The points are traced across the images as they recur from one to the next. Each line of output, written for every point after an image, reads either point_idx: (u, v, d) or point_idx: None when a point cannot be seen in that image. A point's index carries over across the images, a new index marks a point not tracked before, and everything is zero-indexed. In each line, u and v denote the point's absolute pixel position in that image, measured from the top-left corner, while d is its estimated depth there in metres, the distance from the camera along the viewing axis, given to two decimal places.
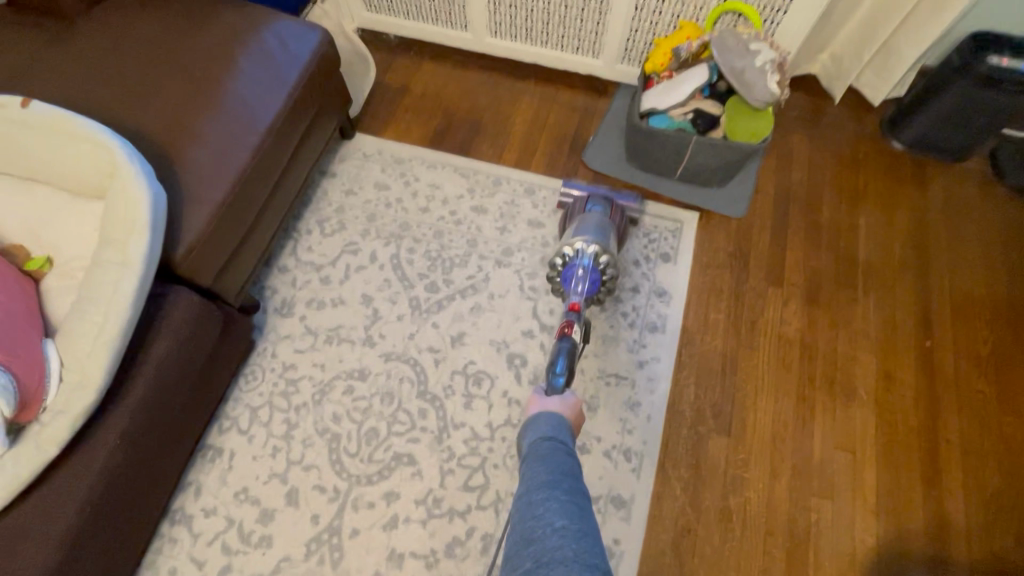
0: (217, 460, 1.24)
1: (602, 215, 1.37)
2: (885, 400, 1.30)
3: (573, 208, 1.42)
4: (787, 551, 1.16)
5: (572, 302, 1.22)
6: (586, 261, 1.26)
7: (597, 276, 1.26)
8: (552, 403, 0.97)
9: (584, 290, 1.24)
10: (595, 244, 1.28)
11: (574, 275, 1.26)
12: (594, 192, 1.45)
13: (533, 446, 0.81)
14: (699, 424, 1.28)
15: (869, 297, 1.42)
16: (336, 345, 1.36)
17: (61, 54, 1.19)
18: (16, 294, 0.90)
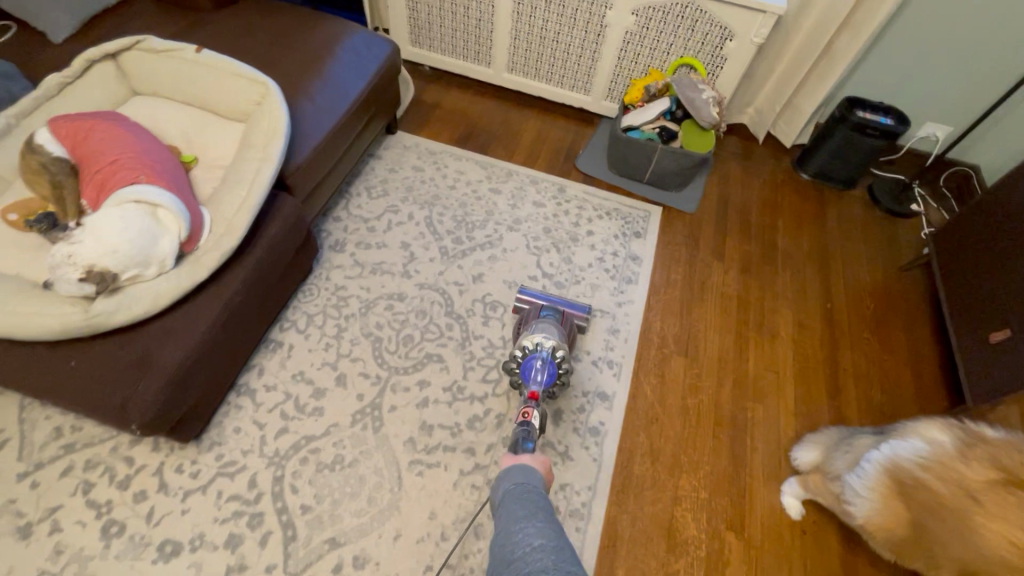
0: (278, 349, 1.50)
1: (554, 321, 1.48)
2: (799, 340, 1.73)
3: (528, 314, 1.53)
4: (730, 436, 1.51)
5: (531, 390, 1.25)
6: (545, 353, 1.33)
7: (554, 367, 1.31)
8: (524, 459, 0.97)
9: (543, 380, 1.29)
10: (552, 339, 1.37)
11: (533, 367, 1.31)
12: (546, 302, 1.58)
13: (505, 492, 0.84)
14: (664, 347, 1.66)
15: (785, 273, 1.89)
16: (379, 275, 1.69)
17: (202, 33, 1.59)
18: (178, 169, 1.21)
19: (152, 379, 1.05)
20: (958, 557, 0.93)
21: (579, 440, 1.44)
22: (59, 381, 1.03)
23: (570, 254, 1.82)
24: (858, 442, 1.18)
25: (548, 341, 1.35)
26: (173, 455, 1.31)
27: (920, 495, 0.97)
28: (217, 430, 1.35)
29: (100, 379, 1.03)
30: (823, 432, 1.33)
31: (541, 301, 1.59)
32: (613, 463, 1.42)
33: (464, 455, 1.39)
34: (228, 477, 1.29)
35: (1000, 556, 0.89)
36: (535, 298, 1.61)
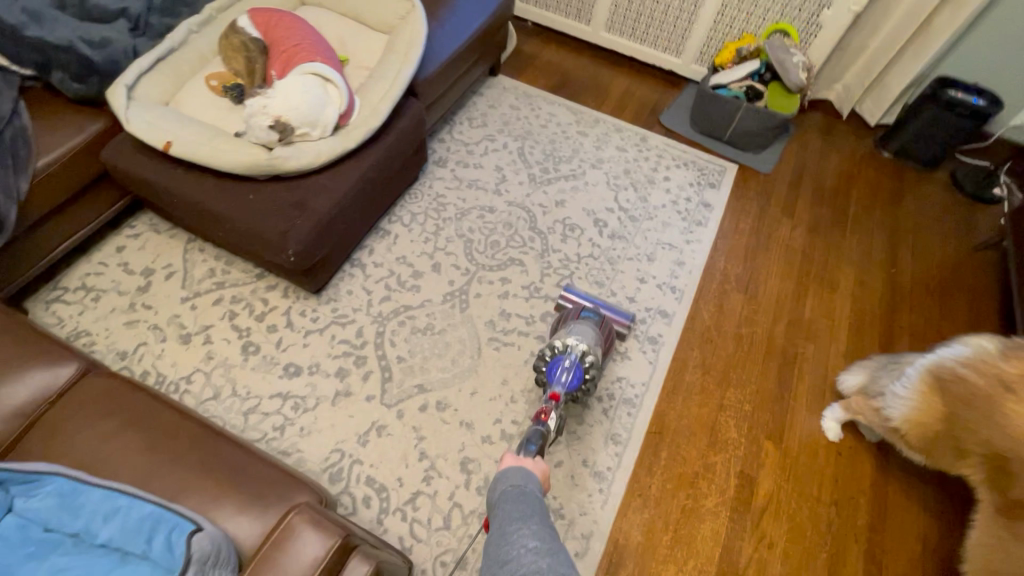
0: (385, 236, 1.74)
1: (593, 324, 1.44)
2: (857, 297, 1.81)
3: (567, 313, 1.50)
4: (779, 366, 1.63)
5: (553, 391, 1.22)
6: (573, 356, 1.28)
7: (581, 371, 1.26)
8: (525, 462, 0.91)
9: (567, 381, 1.24)
10: (585, 343, 1.33)
11: (560, 367, 1.26)
12: (589, 304, 1.55)
13: (497, 492, 0.82)
14: (726, 283, 1.78)
15: (852, 238, 1.98)
16: (474, 190, 1.91)
17: None
18: (337, 62, 1.47)
19: (309, 218, 1.30)
20: (984, 437, 1.11)
21: (639, 345, 1.61)
22: (239, 207, 1.30)
23: (646, 194, 1.97)
24: (904, 359, 1.32)
25: (580, 344, 1.31)
26: (298, 302, 1.58)
27: (958, 389, 1.15)
28: (334, 289, 1.61)
29: (270, 212, 1.30)
30: (868, 359, 1.43)
31: (584, 303, 1.56)
32: (667, 368, 1.58)
33: (536, 341, 1.58)
34: (340, 326, 1.55)
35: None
36: (578, 298, 1.58)
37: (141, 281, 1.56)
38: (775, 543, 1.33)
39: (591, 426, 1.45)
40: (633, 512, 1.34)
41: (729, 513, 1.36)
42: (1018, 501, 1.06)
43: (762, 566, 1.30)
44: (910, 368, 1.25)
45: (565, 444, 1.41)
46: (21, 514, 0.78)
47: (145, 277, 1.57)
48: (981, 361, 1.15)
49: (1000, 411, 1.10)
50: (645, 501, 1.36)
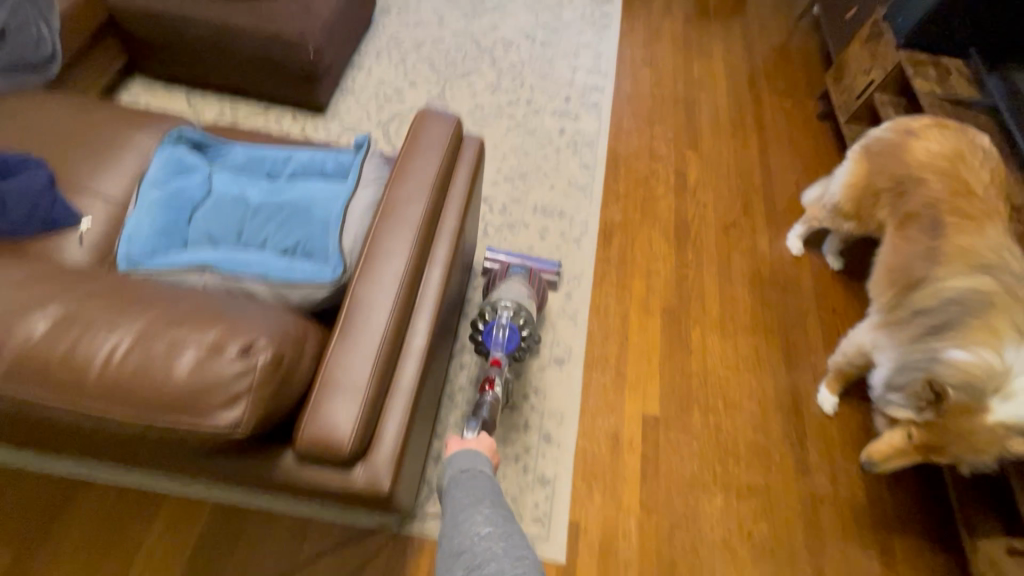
0: (361, 68, 2.04)
1: (523, 279, 1.44)
2: (727, 60, 2.42)
3: (496, 274, 1.49)
4: (686, 109, 2.18)
5: (493, 358, 1.17)
6: (506, 318, 1.21)
7: (518, 332, 1.20)
8: (470, 443, 0.90)
9: (506, 345, 1.18)
10: (515, 300, 1.26)
11: (494, 334, 1.19)
12: (514, 261, 1.57)
13: (449, 480, 0.80)
14: (635, 64, 2.30)
15: (715, 25, 2.57)
16: (421, 27, 2.23)
17: None
18: None
19: (315, 20, 1.59)
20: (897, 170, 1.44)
21: (585, 110, 2.09)
22: (253, 18, 1.57)
23: (559, 13, 2.41)
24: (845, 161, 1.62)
25: (510, 304, 1.23)
26: (308, 123, 1.86)
27: (880, 147, 1.49)
28: (335, 110, 1.91)
29: (281, 19, 1.57)
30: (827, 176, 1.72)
31: (509, 260, 1.56)
32: (609, 121, 2.08)
33: (509, 119, 2.01)
34: (351, 134, 1.86)
35: (920, 158, 1.42)
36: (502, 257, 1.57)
37: None
38: (707, 204, 1.92)
39: (563, 179, 1.88)
40: (611, 205, 1.86)
41: (675, 197, 1.91)
42: (908, 214, 1.40)
43: (702, 218, 1.88)
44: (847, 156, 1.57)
45: (552, 175, 1.88)
46: (224, 169, 1.09)
47: None
48: (896, 124, 1.49)
49: (906, 149, 1.44)
50: (618, 199, 1.87)
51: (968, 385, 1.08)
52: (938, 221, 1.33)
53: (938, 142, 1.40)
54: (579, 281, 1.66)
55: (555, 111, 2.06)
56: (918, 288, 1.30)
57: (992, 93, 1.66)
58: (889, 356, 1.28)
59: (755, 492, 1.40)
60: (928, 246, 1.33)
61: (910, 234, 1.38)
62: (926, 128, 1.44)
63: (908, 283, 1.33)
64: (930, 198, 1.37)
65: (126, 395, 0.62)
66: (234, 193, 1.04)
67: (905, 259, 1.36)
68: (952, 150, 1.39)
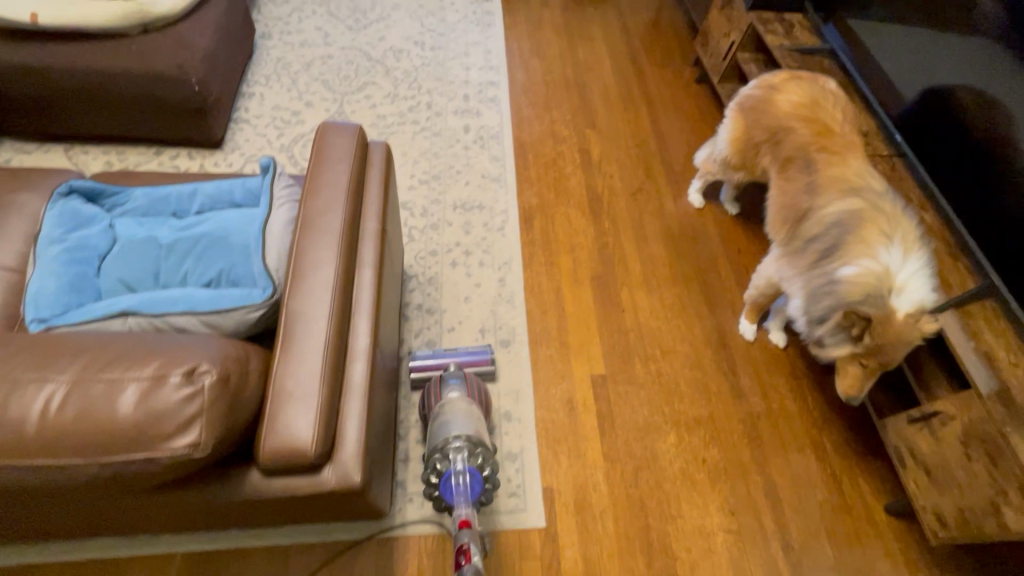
0: (252, 95, 2.00)
1: (461, 392, 1.26)
2: (607, 40, 2.58)
3: (431, 388, 1.32)
4: (578, 91, 2.32)
5: (459, 519, 0.95)
6: (462, 463, 1.03)
7: (479, 477, 1.02)
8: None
9: (468, 496, 0.98)
10: (465, 435, 1.09)
11: (453, 488, 0.99)
12: (440, 367, 1.41)
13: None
14: (524, 55, 2.40)
15: (591, 8, 2.73)
16: (307, 46, 2.22)
17: None
18: None
19: (193, 51, 1.54)
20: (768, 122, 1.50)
21: (485, 105, 2.16)
22: (123, 58, 1.49)
23: (444, 16, 2.47)
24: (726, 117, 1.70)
25: (462, 442, 1.06)
26: (208, 158, 1.80)
27: (752, 103, 1.56)
28: (233, 140, 1.86)
29: (156, 53, 1.51)
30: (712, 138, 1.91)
31: (439, 366, 1.42)
32: (510, 112, 2.17)
33: (413, 125, 2.04)
34: (255, 162, 1.83)
35: (786, 108, 1.47)
36: (430, 362, 1.43)
37: None
38: (614, 176, 2.05)
39: (476, 173, 1.95)
40: (527, 191, 1.94)
41: (583, 173, 2.04)
42: (787, 156, 1.45)
43: (612, 188, 2.01)
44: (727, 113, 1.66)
45: (465, 171, 1.94)
46: (126, 213, 1.06)
47: None
48: (761, 81, 1.56)
49: (772, 102, 1.51)
50: (531, 184, 1.97)
51: (870, 296, 1.15)
52: (810, 159, 1.38)
53: (796, 93, 1.47)
54: (509, 266, 1.73)
55: (456, 110, 2.12)
56: (806, 219, 1.34)
57: (828, 40, 1.89)
58: (796, 287, 1.32)
59: (702, 424, 1.53)
60: (805, 182, 1.37)
61: (791, 173, 1.42)
62: (786, 82, 1.51)
63: (797, 218, 1.37)
64: (798, 141, 1.42)
65: (72, 442, 0.62)
66: (143, 235, 1.02)
67: (791, 196, 1.41)
68: (808, 98, 1.45)
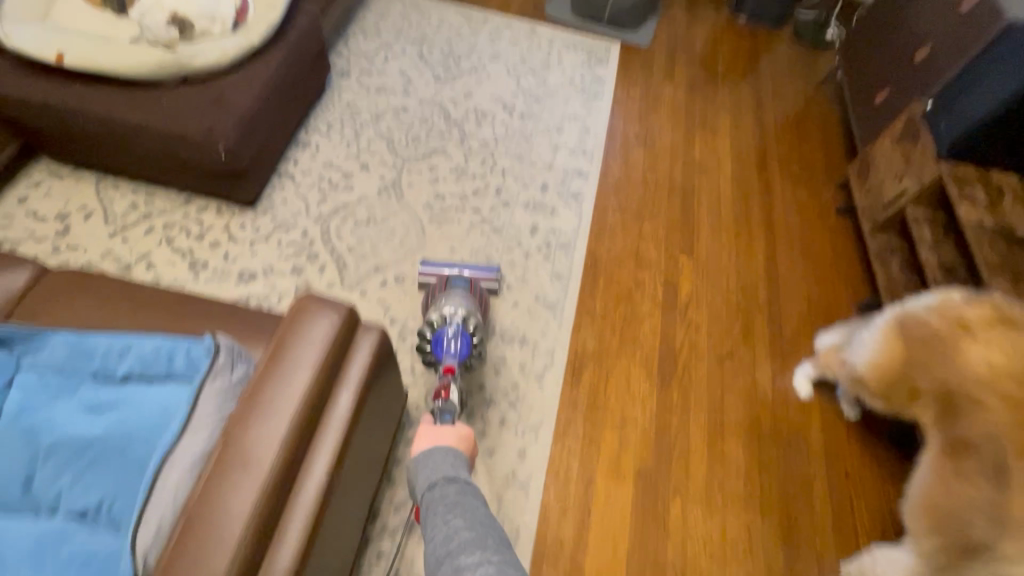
0: (307, 146, 1.78)
1: (464, 291, 1.41)
2: (735, 135, 2.12)
3: (434, 287, 1.44)
4: (682, 198, 1.90)
5: (446, 365, 1.20)
6: (456, 324, 1.28)
7: (467, 336, 1.26)
8: (445, 439, 0.89)
9: (457, 351, 1.23)
10: (462, 309, 1.33)
11: (444, 341, 1.24)
12: (450, 270, 1.50)
13: (432, 492, 0.77)
14: (627, 142, 2.01)
15: (723, 89, 2.26)
16: (383, 93, 1.97)
17: None
18: None
19: (232, 113, 1.33)
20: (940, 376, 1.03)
21: (564, 202, 1.80)
22: (152, 112, 1.30)
23: (544, 77, 2.13)
24: (876, 316, 1.23)
25: (458, 310, 1.31)
26: (235, 217, 1.60)
27: (921, 333, 1.08)
28: (268, 200, 1.64)
29: (188, 110, 1.31)
30: (847, 321, 1.43)
31: (446, 270, 1.51)
32: (591, 216, 1.79)
33: (472, 213, 1.73)
34: (284, 231, 1.60)
35: (976, 372, 1.00)
36: (439, 267, 1.52)
37: (58, 226, 1.51)
38: (699, 326, 1.62)
39: (528, 291, 1.60)
40: (585, 328, 1.57)
41: (661, 313, 1.63)
42: (961, 439, 0.98)
43: (693, 344, 1.58)
44: (878, 322, 1.19)
45: (517, 287, 1.60)
46: (33, 368, 0.83)
47: (61, 221, 1.52)
48: (943, 304, 1.08)
49: (954, 347, 1.03)
50: (593, 318, 1.59)
51: None
52: (1003, 466, 0.91)
53: (1000, 349, 0.99)
54: (536, 433, 1.38)
55: (527, 203, 1.78)
56: (981, 563, 0.88)
57: None
58: None
59: None
60: (988, 502, 0.91)
61: (963, 468, 0.96)
62: (985, 324, 1.02)
63: (964, 547, 0.91)
64: (989, 428, 0.95)
65: None
66: (34, 413, 0.78)
67: (958, 507, 0.94)
68: (1018, 364, 0.96)
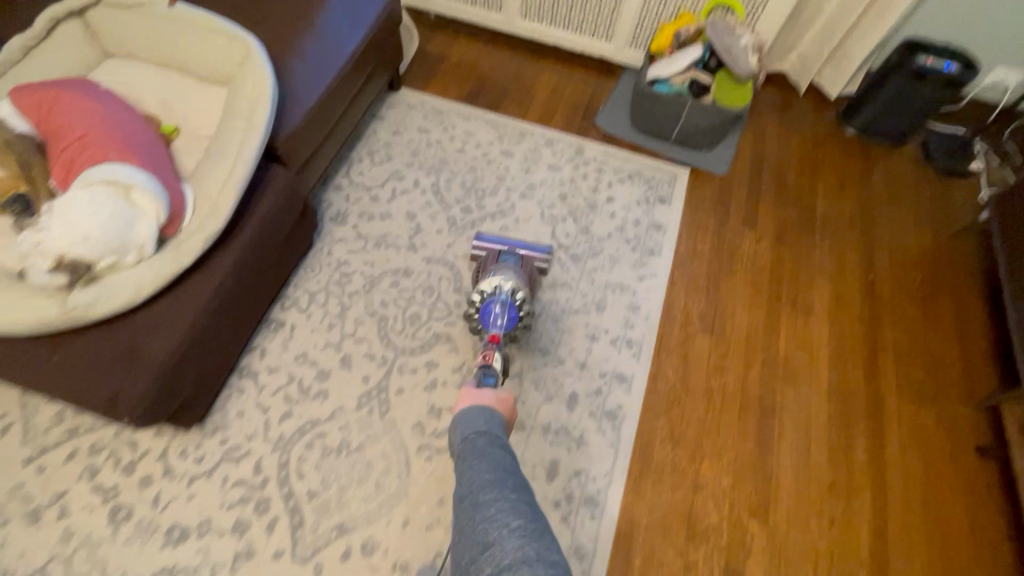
0: (280, 329, 1.44)
1: (513, 266, 1.40)
2: (836, 317, 1.60)
3: (485, 260, 1.44)
4: (757, 418, 1.43)
5: (492, 333, 1.24)
6: (504, 297, 1.28)
7: (515, 309, 1.27)
8: (485, 398, 1.02)
9: (504, 323, 1.25)
10: (512, 281, 1.32)
11: (492, 312, 1.26)
12: (504, 247, 1.49)
13: (467, 441, 0.87)
14: (688, 325, 1.55)
15: (823, 242, 1.74)
16: (384, 249, 1.59)
17: None
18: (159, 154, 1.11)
19: (142, 371, 0.99)
20: None
21: (595, 423, 1.38)
22: (41, 374, 0.98)
23: (587, 224, 1.69)
24: None
25: (509, 284, 1.31)
26: (177, 439, 1.28)
27: None
28: (220, 414, 1.32)
29: (87, 368, 0.98)
30: None
31: (498, 246, 1.49)
32: (631, 448, 1.36)
33: None
34: (232, 462, 1.27)
35: None
36: (491, 243, 1.51)
37: None
38: None
39: None
40: None
41: None
42: None
43: None
44: None
45: None
46: None
47: None
48: None
49: None
50: None
51: None
52: None
53: None
54: None
55: (547, 428, 1.36)
56: None
57: None
58: None
59: None
60: None
61: None
62: None
63: None
64: None
65: None
66: None
67: None
68: None
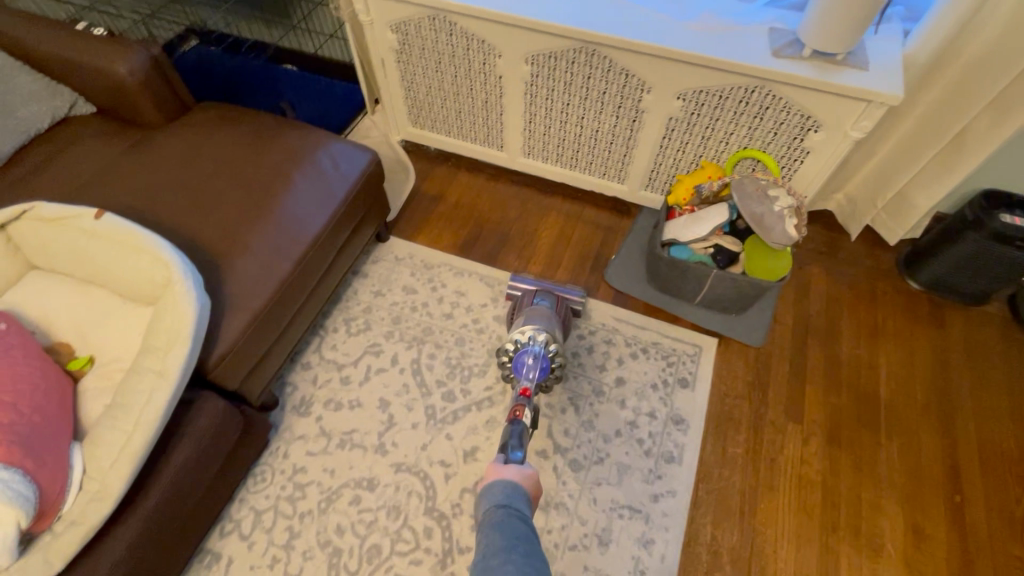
0: (213, 566, 1.21)
1: (548, 309, 1.39)
2: (915, 562, 1.24)
3: (521, 300, 1.45)
4: None
5: (521, 387, 1.18)
6: (537, 348, 1.25)
7: (547, 362, 1.24)
8: (510, 472, 0.93)
9: (534, 377, 1.21)
10: (544, 330, 1.29)
11: (525, 364, 1.23)
12: (539, 287, 1.49)
13: (487, 514, 0.83)
14: (715, 571, 1.22)
15: (891, 444, 1.39)
16: (348, 450, 1.36)
17: (141, 175, 1.33)
18: (51, 411, 0.92)
19: None
20: None
21: None
22: None
23: (592, 416, 1.42)
24: None
25: (540, 330, 1.28)
26: None
27: None
28: None
29: None
30: None
31: (534, 286, 1.49)
32: None
33: None
34: None
35: None
36: (527, 283, 1.50)
37: None
38: None
39: None
40: None
41: None
42: None
43: None
44: None
45: None
46: None
47: None
48: None
49: None
50: None
51: None
52: None
53: None
54: None
55: None
56: None
57: None
58: None
59: None
60: None
61: None
62: None
63: None
64: None
65: None
66: None
67: None
68: None
